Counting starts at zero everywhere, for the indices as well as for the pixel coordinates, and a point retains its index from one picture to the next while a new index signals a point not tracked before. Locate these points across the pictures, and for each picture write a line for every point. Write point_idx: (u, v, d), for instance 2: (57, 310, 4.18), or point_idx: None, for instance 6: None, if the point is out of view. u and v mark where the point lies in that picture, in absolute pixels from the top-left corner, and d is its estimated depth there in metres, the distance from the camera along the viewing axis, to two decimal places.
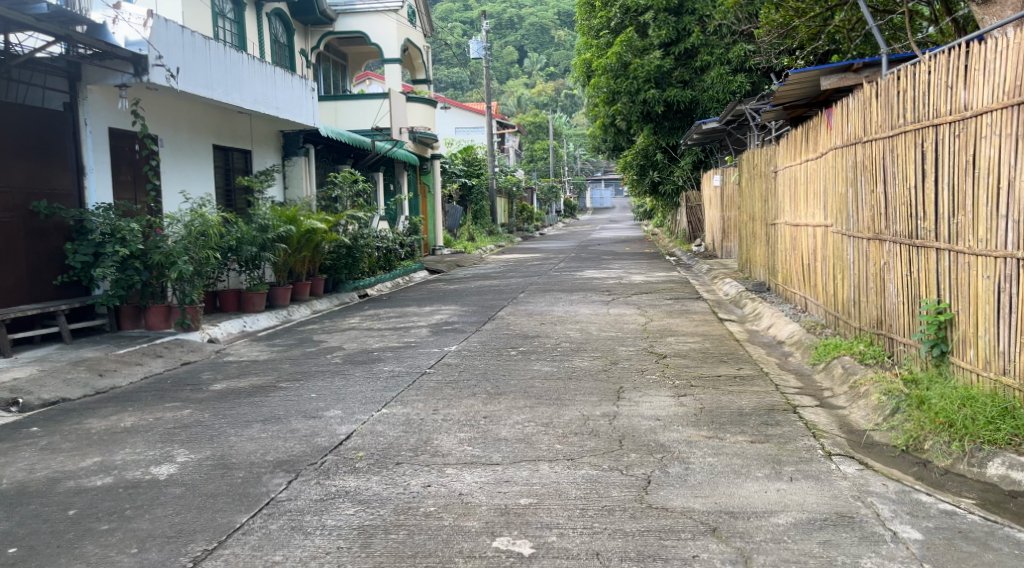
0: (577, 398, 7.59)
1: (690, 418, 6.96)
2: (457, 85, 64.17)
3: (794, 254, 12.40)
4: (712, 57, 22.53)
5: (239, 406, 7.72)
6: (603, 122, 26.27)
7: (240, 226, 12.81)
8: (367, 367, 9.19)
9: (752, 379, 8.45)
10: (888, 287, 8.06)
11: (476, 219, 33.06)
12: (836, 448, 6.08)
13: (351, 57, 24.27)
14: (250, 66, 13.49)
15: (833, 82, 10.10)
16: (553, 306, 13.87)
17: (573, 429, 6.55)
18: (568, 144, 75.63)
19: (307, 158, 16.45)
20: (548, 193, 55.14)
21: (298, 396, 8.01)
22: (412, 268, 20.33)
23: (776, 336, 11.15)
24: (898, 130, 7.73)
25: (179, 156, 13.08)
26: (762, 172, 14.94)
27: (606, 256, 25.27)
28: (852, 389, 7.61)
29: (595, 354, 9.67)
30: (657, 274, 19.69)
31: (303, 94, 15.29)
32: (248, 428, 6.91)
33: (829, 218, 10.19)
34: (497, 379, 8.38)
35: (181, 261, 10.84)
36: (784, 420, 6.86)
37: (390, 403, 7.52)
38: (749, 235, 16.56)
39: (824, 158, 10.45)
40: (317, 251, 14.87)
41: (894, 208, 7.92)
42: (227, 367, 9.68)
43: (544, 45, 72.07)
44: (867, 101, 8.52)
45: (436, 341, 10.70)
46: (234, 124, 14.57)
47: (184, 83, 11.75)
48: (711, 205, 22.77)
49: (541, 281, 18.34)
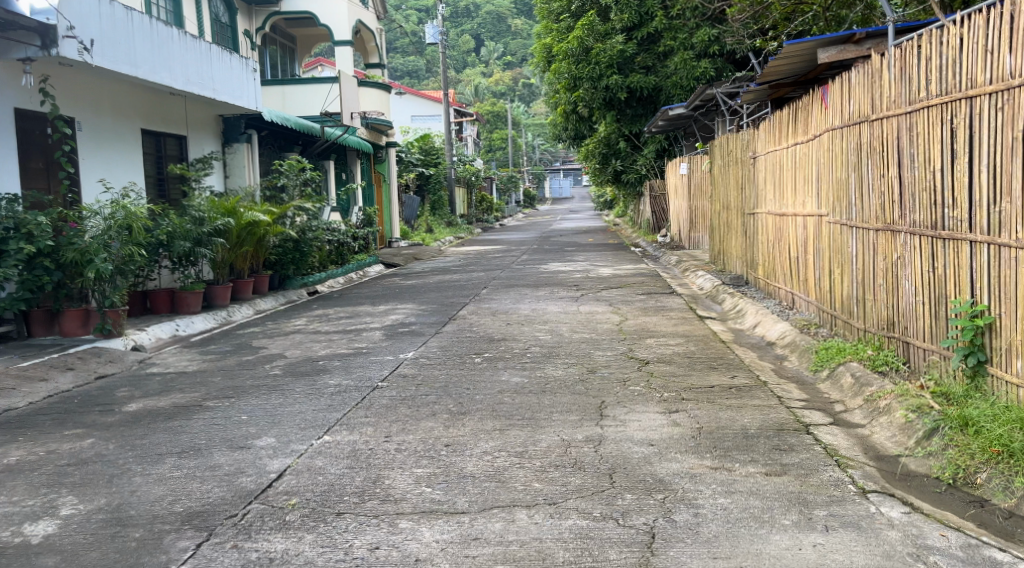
0: (553, 418, 6.50)
1: (688, 444, 5.91)
2: (413, 73, 62.66)
3: (778, 246, 11.44)
4: (676, 42, 21.50)
5: (154, 433, 6.54)
6: (564, 109, 25.02)
7: (172, 218, 11.55)
8: (309, 380, 8.04)
9: (750, 391, 7.42)
10: (903, 285, 7.10)
11: (434, 210, 31.80)
12: (870, 483, 5.06)
13: (299, 39, 22.93)
14: (182, 42, 12.20)
15: (832, 55, 9.09)
16: (518, 304, 12.78)
17: (552, 461, 5.50)
18: (526, 134, 74.37)
19: (249, 145, 15.12)
20: (507, 183, 53.83)
21: (224, 418, 6.82)
22: (367, 262, 19.15)
23: (764, 336, 10.12)
24: (918, 105, 6.74)
25: (100, 142, 11.77)
26: (738, 158, 13.94)
27: (570, 248, 24.13)
28: (867, 402, 6.61)
29: (569, 360, 8.61)
30: (624, 267, 18.66)
31: (244, 74, 13.99)
32: (158, 465, 5.77)
33: (825, 206, 9.22)
34: (460, 394, 7.29)
35: (99, 259, 9.59)
36: (799, 444, 5.83)
37: (334, 428, 6.38)
38: (723, 225, 15.57)
39: (817, 140, 9.44)
40: (260, 245, 13.61)
41: (912, 194, 6.94)
42: (147, 382, 8.46)
43: (500, 33, 71.63)
44: (876, 74, 7.51)
45: (390, 347, 9.55)
46: (166, 107, 13.25)
47: (100, 56, 10.45)
48: (677, 194, 21.76)
49: (504, 275, 17.21)
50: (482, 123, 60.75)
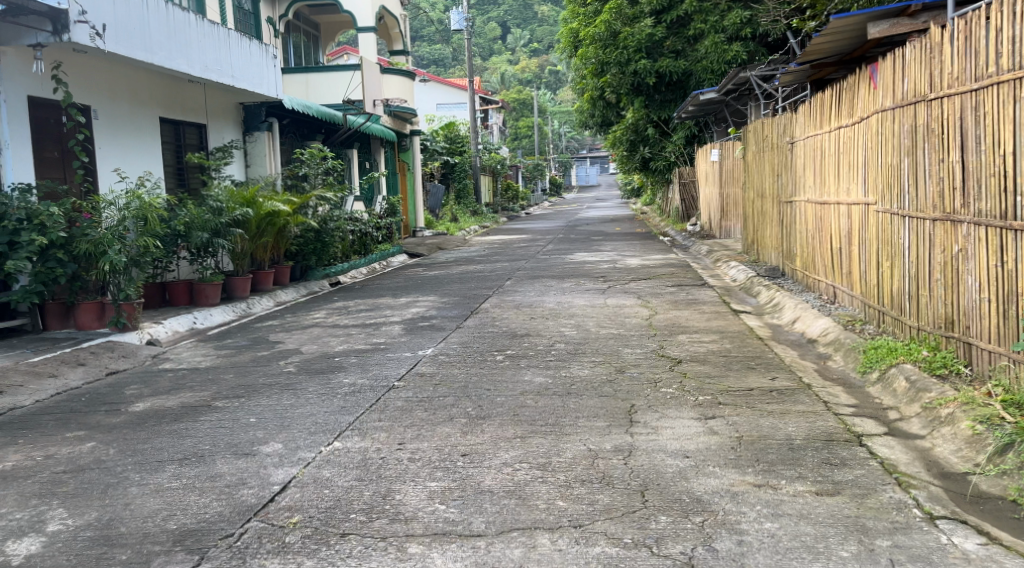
0: (579, 424, 6.01)
1: (727, 456, 5.43)
2: (439, 61, 62.18)
3: (817, 237, 10.89)
4: (706, 25, 20.77)
5: (157, 437, 6.10)
6: (591, 95, 24.43)
7: (190, 208, 11.16)
8: (323, 379, 7.60)
9: (793, 395, 6.91)
10: (966, 280, 6.64)
11: (459, 199, 31.36)
12: (937, 506, 4.77)
13: (323, 26, 22.50)
14: (201, 26, 11.78)
15: (883, 29, 9.05)
16: (544, 297, 12.28)
17: (579, 475, 5.03)
18: (552, 122, 73.68)
19: (270, 133, 14.65)
20: (533, 172, 53.23)
21: (232, 421, 6.37)
22: (390, 252, 18.75)
23: (804, 333, 9.59)
24: (987, 81, 6.26)
25: (117, 130, 11.38)
26: (774, 144, 13.35)
27: (595, 237, 23.60)
28: (926, 410, 6.17)
29: (597, 358, 8.13)
30: (653, 257, 18.10)
31: (263, 61, 13.53)
32: (157, 473, 5.33)
33: (872, 195, 8.68)
34: (479, 396, 6.81)
35: (112, 251, 9.15)
36: (851, 459, 5.41)
37: (345, 433, 5.93)
38: (756, 214, 15.01)
39: (864, 123, 8.90)
40: (281, 236, 13.21)
41: (977, 181, 6.48)
42: (157, 379, 8.04)
43: (527, 21, 71.62)
44: (935, 50, 7.01)
45: (409, 343, 9.09)
46: (185, 94, 12.83)
47: (113, 42, 10.02)
48: (707, 182, 21.16)
49: (529, 265, 16.71)
50: (508, 111, 60.18)
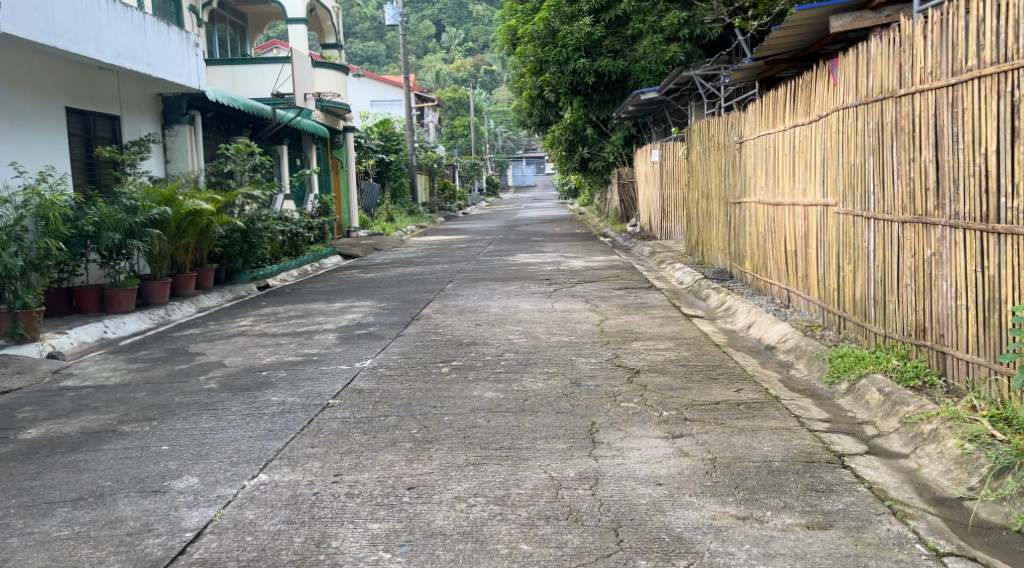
0: (537, 448, 5.41)
1: (702, 481, 4.89)
2: (373, 59, 61.07)
3: (770, 239, 10.44)
4: (644, 25, 20.26)
5: (50, 471, 5.35)
6: (529, 94, 23.81)
7: (100, 206, 10.29)
8: (248, 397, 6.89)
9: (761, 409, 6.39)
10: (940, 286, 6.19)
11: (394, 198, 30.61)
12: (941, 541, 4.27)
13: (251, 18, 21.58)
14: (112, 10, 10.91)
15: (846, 23, 8.66)
16: (487, 301, 11.66)
17: (543, 510, 4.49)
18: (489, 121, 73.08)
19: (192, 127, 13.79)
20: (470, 171, 52.61)
21: (140, 450, 5.64)
22: (323, 253, 17.97)
23: (761, 338, 9.09)
24: (966, 75, 5.81)
25: (17, 122, 10.48)
26: (720, 144, 12.93)
27: (536, 237, 23.08)
28: (906, 425, 5.66)
29: (549, 369, 7.55)
30: (596, 259, 17.60)
31: (184, 49, 12.67)
32: (45, 520, 4.62)
33: (832, 196, 8.25)
34: (425, 415, 6.18)
35: (6, 255, 8.35)
36: (837, 484, 4.88)
37: (273, 463, 5.26)
38: (701, 214, 14.57)
39: (822, 121, 8.44)
40: (204, 236, 12.38)
41: (954, 181, 6.03)
42: (59, 399, 7.25)
43: (462, 20, 71.10)
44: (905, 42, 6.54)
45: (345, 353, 8.41)
46: (94, 83, 11.93)
47: (6, 21, 9.14)
48: (647, 182, 20.73)
49: (471, 267, 16.07)
50: (444, 111, 59.41)
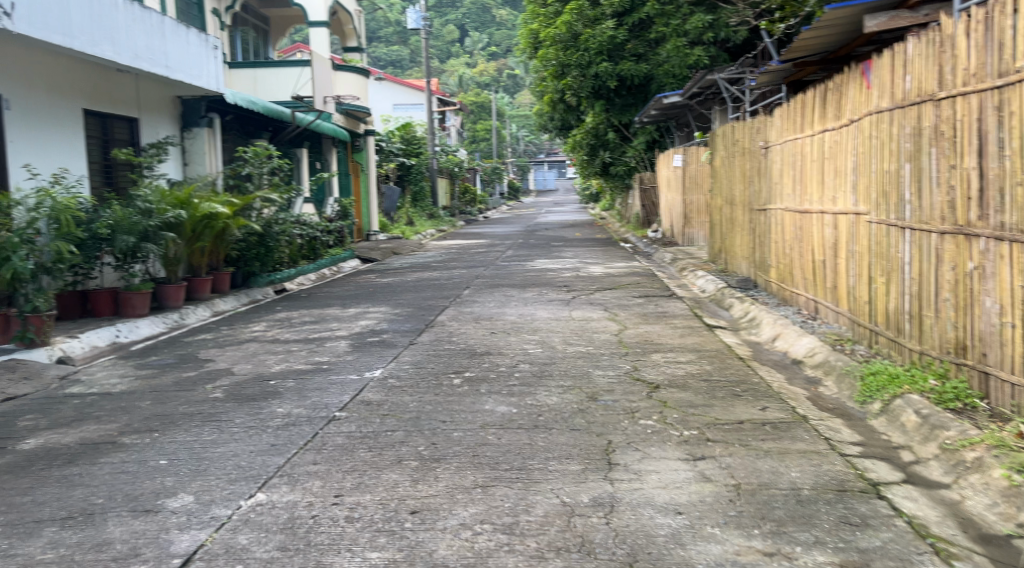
0: (549, 469, 5.11)
1: (727, 510, 4.59)
2: (397, 62, 60.91)
3: (796, 248, 10.09)
4: (667, 28, 19.72)
5: (42, 486, 5.10)
6: (550, 98, 23.51)
7: (115, 209, 10.09)
8: (253, 408, 6.63)
9: (789, 429, 6.06)
10: (983, 302, 5.85)
11: (415, 201, 30.34)
12: None
13: (273, 21, 21.40)
14: (130, 10, 10.72)
15: (881, 23, 8.29)
16: (504, 309, 11.37)
17: (554, 542, 4.23)
18: (510, 124, 72.85)
19: (210, 129, 13.59)
20: (491, 174, 52.27)
21: (137, 464, 5.38)
22: (340, 257, 17.73)
23: (788, 352, 8.74)
24: (1014, 77, 5.48)
25: (33, 123, 10.30)
26: (745, 149, 12.58)
27: (556, 242, 22.77)
28: (946, 451, 5.32)
29: (565, 382, 7.24)
30: (617, 265, 17.25)
31: (202, 51, 12.47)
32: (32, 541, 4.38)
33: (864, 204, 7.89)
34: (433, 431, 5.89)
35: (16, 258, 8.14)
36: (874, 517, 4.56)
37: (273, 481, 4.99)
38: (725, 221, 14.21)
39: (854, 125, 8.09)
40: (220, 239, 12.16)
41: (999, 191, 5.69)
42: (61, 407, 7.00)
43: (486, 24, 70.85)
44: (948, 42, 6.20)
45: (355, 362, 8.14)
46: (112, 84, 11.75)
47: (22, 21, 8.95)
48: (669, 187, 20.39)
49: (488, 273, 15.78)
50: (467, 114, 59.13)
